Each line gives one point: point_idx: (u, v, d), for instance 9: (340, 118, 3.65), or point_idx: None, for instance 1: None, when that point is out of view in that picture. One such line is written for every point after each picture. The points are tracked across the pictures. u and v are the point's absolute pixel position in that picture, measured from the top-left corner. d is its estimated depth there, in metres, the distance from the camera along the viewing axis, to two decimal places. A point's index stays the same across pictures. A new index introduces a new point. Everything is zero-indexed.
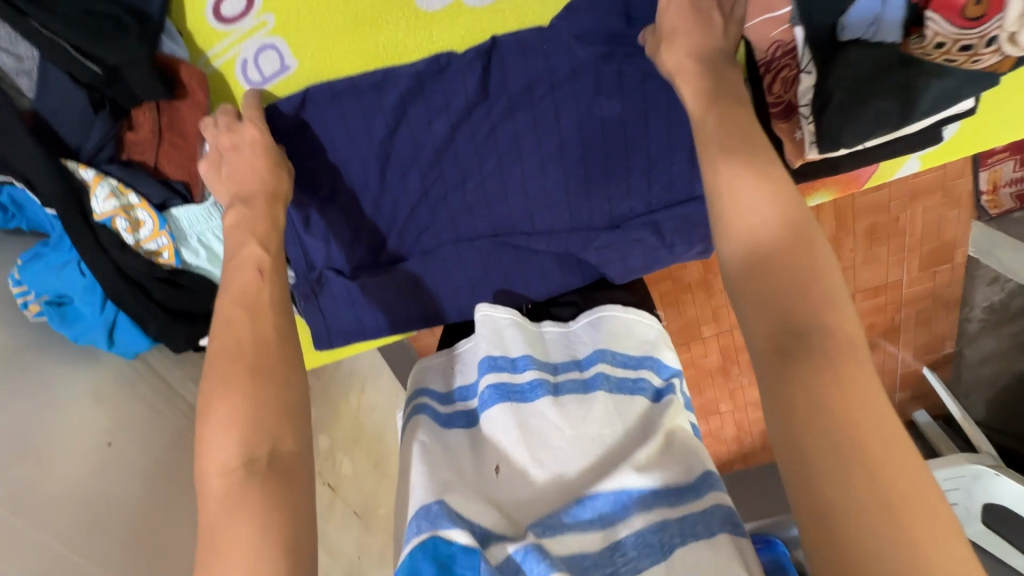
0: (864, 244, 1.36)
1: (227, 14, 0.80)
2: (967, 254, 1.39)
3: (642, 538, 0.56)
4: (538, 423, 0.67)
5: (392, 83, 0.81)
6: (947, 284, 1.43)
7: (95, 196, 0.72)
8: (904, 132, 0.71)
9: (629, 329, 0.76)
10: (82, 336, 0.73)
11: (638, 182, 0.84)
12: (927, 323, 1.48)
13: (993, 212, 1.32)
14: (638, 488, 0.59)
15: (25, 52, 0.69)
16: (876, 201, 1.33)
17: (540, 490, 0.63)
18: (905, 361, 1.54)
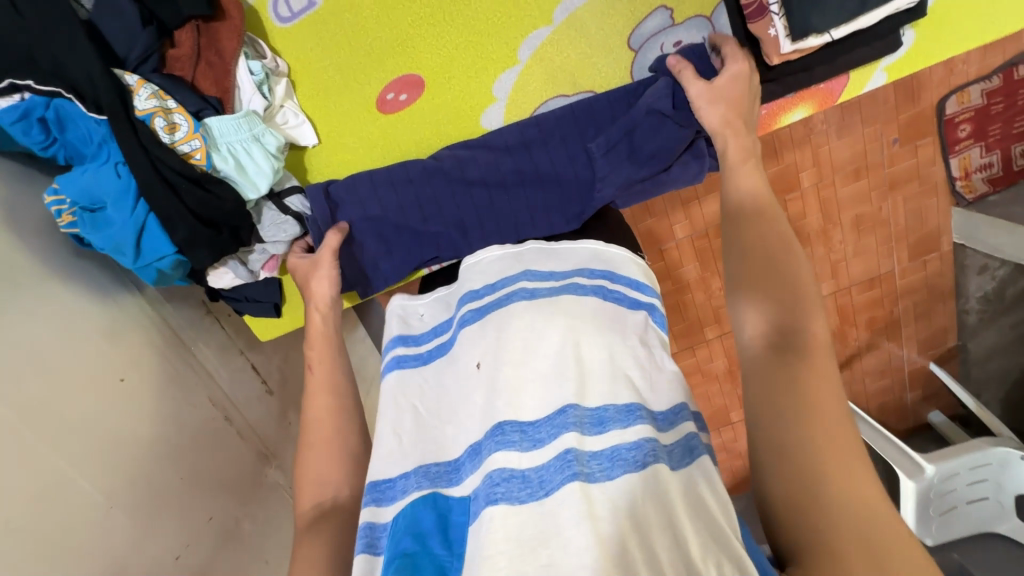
0: (852, 235, 1.47)
1: None
2: (955, 242, 1.49)
3: (615, 452, 0.54)
4: (515, 334, 0.62)
5: (413, 37, 0.86)
6: (937, 274, 1.53)
7: (137, 95, 0.72)
8: (864, 23, 0.76)
9: (618, 263, 0.72)
10: (110, 243, 0.77)
11: (649, 129, 0.83)
12: (927, 314, 1.57)
13: (970, 197, 1.42)
14: (610, 405, 0.57)
15: None
16: (858, 192, 1.42)
17: (514, 396, 0.58)
18: (911, 358, 1.63)
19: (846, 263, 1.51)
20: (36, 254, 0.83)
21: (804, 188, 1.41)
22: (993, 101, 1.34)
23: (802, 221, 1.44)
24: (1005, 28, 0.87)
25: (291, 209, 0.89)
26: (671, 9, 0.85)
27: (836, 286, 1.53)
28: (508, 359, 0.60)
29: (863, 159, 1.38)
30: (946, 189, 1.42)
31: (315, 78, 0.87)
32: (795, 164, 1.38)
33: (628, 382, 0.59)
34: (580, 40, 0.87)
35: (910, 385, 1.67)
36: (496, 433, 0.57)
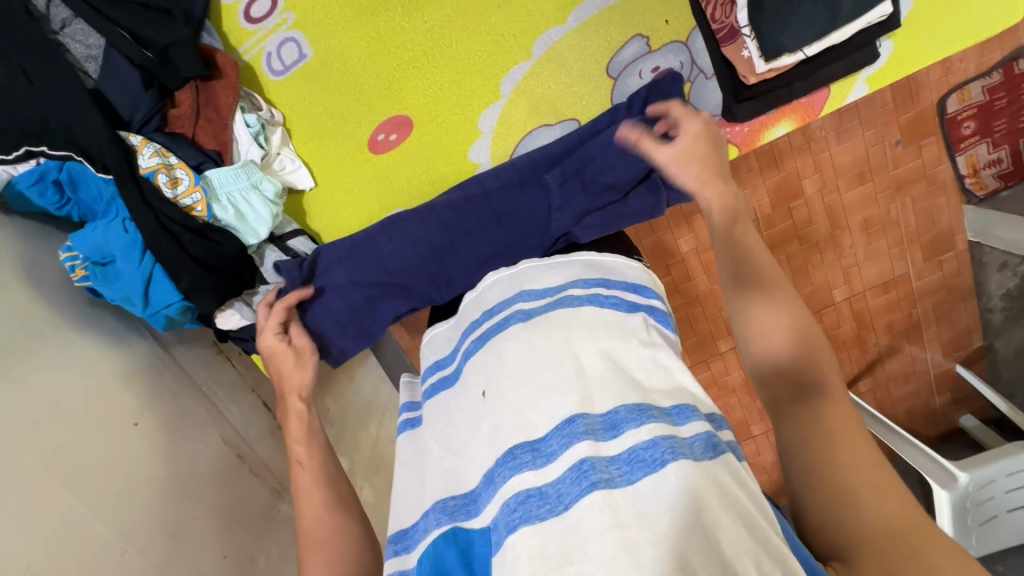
0: (862, 238, 1.46)
1: (255, 14, 0.86)
2: (970, 240, 1.47)
3: (632, 454, 0.53)
4: (515, 355, 0.63)
5: (399, 80, 0.90)
6: (955, 273, 1.50)
7: (140, 154, 0.77)
8: (837, 39, 0.77)
9: (609, 268, 0.74)
10: (120, 293, 0.80)
11: (605, 162, 0.87)
12: (948, 315, 1.54)
13: (981, 194, 1.41)
14: (623, 405, 0.56)
15: (95, 42, 0.76)
16: (865, 196, 1.42)
17: (521, 417, 0.59)
18: (935, 360, 1.59)
19: (857, 267, 1.49)
20: (55, 308, 0.88)
21: (808, 195, 1.41)
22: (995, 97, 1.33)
23: (807, 227, 1.44)
24: (984, 30, 0.87)
25: (293, 250, 0.93)
26: (646, 37, 0.88)
27: (850, 290, 1.51)
28: (512, 381, 0.61)
29: (866, 162, 1.38)
30: (957, 188, 1.41)
31: (309, 126, 0.92)
32: (797, 171, 1.39)
33: (636, 385, 0.59)
34: (559, 71, 0.90)
35: (937, 388, 1.62)
36: (509, 458, 0.58)
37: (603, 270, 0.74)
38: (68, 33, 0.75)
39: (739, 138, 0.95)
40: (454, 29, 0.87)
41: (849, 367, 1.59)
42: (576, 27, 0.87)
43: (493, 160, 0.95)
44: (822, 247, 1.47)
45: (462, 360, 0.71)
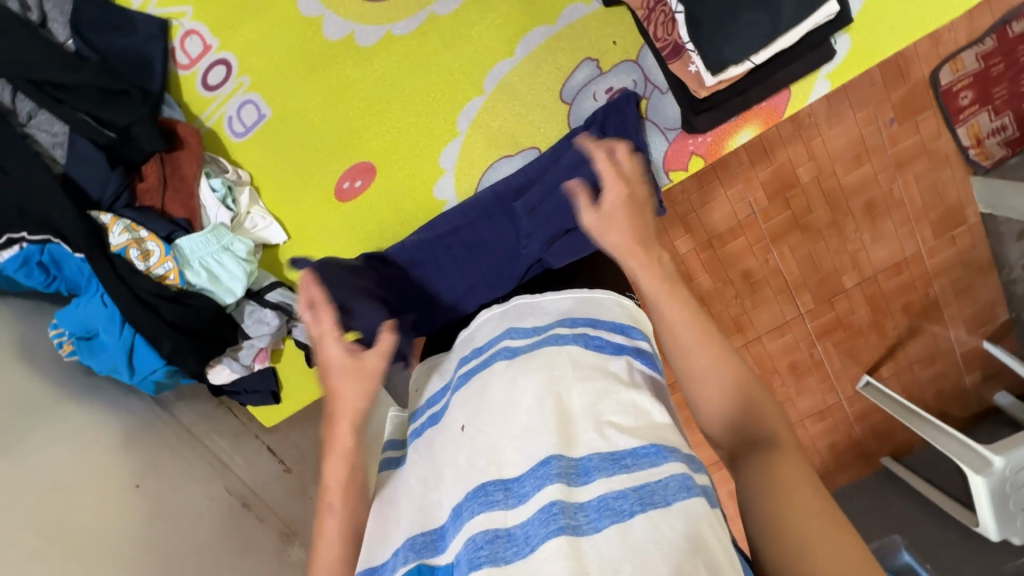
0: (866, 222, 1.42)
1: (212, 82, 0.89)
2: (982, 212, 1.41)
3: (603, 502, 0.52)
4: (497, 392, 0.62)
5: (358, 128, 0.91)
6: (970, 247, 1.44)
7: (111, 232, 0.80)
8: (783, 44, 0.75)
9: (603, 305, 0.70)
10: (106, 366, 0.83)
11: (571, 185, 0.84)
12: (967, 291, 1.48)
13: (987, 164, 1.38)
14: (596, 455, 0.55)
15: (58, 129, 0.79)
16: (863, 178, 1.39)
17: (496, 453, 0.59)
18: (960, 339, 1.52)
19: (865, 252, 1.45)
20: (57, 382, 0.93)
21: (804, 184, 1.39)
22: (990, 63, 1.31)
23: (806, 217, 1.41)
24: (944, 12, 0.83)
25: (270, 302, 0.95)
26: (596, 60, 0.87)
27: (860, 276, 1.46)
28: (491, 417, 0.61)
29: (861, 144, 1.36)
30: (960, 160, 1.37)
31: (276, 181, 0.94)
32: (789, 162, 1.37)
33: (612, 430, 0.57)
34: (514, 102, 0.90)
35: (967, 367, 1.55)
36: (480, 494, 0.57)
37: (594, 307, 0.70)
38: (35, 125, 0.79)
39: (705, 148, 0.92)
40: (405, 74, 0.88)
41: (868, 354, 1.53)
42: (526, 57, 0.88)
43: (459, 196, 0.95)
44: (825, 235, 1.43)
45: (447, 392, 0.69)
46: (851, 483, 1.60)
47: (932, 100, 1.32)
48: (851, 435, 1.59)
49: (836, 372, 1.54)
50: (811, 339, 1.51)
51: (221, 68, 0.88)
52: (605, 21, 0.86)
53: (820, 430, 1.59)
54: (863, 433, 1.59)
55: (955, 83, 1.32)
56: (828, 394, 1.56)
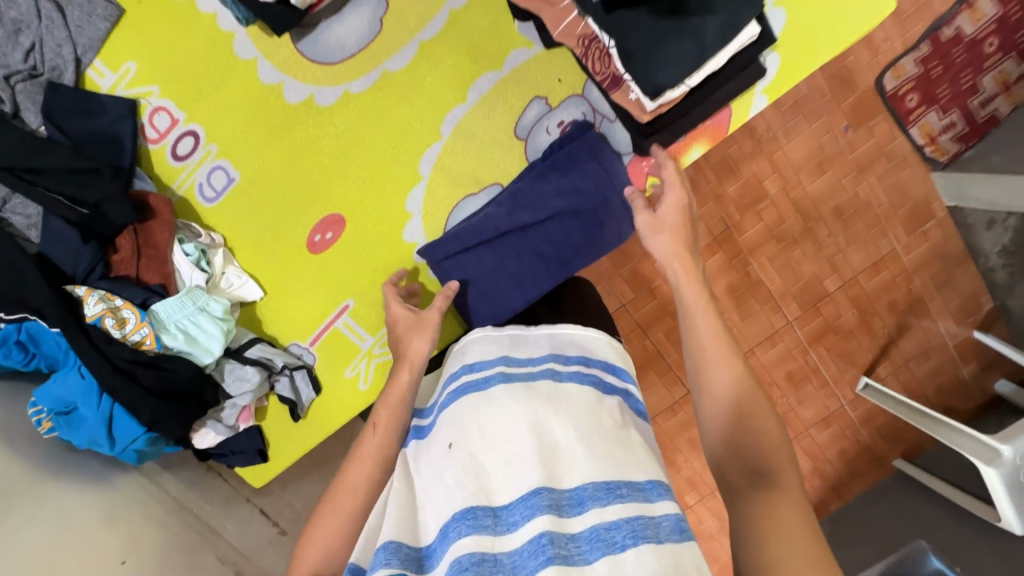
0: (839, 226, 1.46)
1: (181, 152, 0.92)
2: (948, 205, 1.45)
3: (595, 534, 0.52)
4: (493, 419, 0.61)
5: (327, 184, 0.95)
6: (943, 240, 1.47)
7: (86, 304, 0.81)
8: (712, 65, 0.81)
9: (593, 346, 0.73)
10: (86, 438, 0.83)
11: (563, 187, 0.90)
12: (949, 283, 1.50)
13: (944, 159, 1.42)
14: (591, 485, 0.55)
15: (33, 211, 0.83)
16: (829, 185, 1.43)
17: (487, 479, 0.58)
18: (951, 332, 1.53)
19: (842, 255, 1.48)
20: (43, 465, 0.92)
21: (773, 195, 1.43)
22: (929, 66, 1.38)
23: (778, 227, 1.45)
24: (866, 23, 0.89)
25: (249, 358, 0.96)
26: (545, 97, 0.93)
27: (841, 279, 1.49)
28: (487, 443, 0.60)
29: (821, 152, 1.41)
30: (918, 158, 1.42)
31: (247, 241, 0.97)
32: (755, 176, 1.42)
33: (603, 460, 0.57)
34: (471, 144, 0.94)
35: (963, 359, 1.55)
36: (468, 515, 0.55)
37: (583, 348, 0.73)
38: (10, 208, 0.82)
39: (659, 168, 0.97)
40: (366, 129, 0.93)
41: (862, 356, 1.54)
42: (478, 103, 0.92)
43: (427, 237, 0.98)
44: (800, 242, 1.47)
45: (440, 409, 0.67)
46: (866, 491, 1.57)
47: (881, 105, 1.39)
48: (859, 441, 1.57)
49: (833, 377, 1.54)
50: (803, 346, 1.52)
51: (189, 138, 0.92)
52: (550, 62, 0.91)
53: (826, 438, 1.57)
54: (871, 438, 1.57)
55: (900, 87, 1.39)
56: (829, 401, 1.56)
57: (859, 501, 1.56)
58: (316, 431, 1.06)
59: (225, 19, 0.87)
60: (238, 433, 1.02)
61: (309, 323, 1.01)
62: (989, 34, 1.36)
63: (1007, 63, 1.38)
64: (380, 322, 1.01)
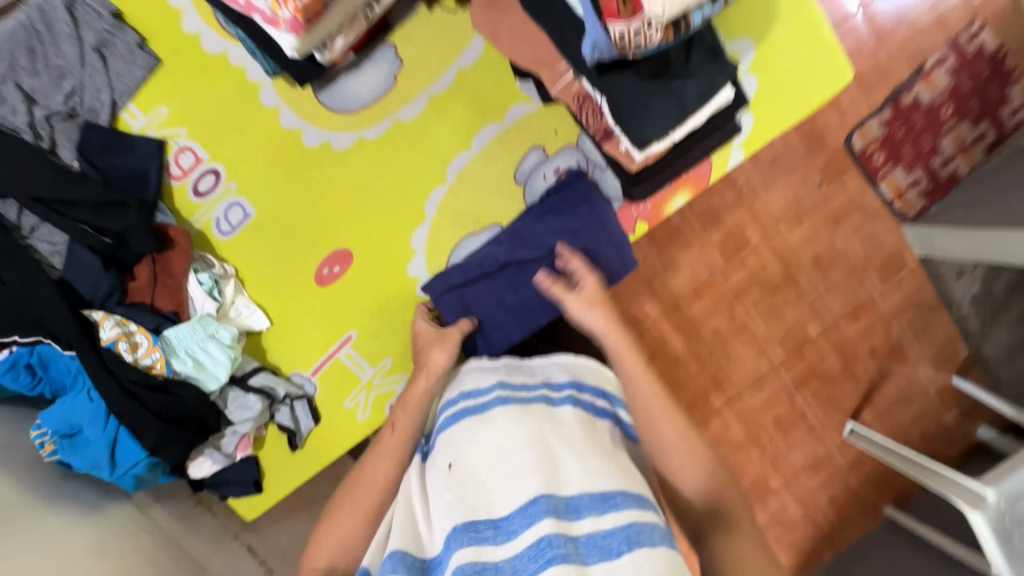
0: (818, 273, 1.54)
1: (202, 189, 0.98)
2: (919, 256, 1.55)
3: (592, 539, 0.55)
4: (491, 437, 0.66)
5: (337, 221, 1.01)
6: (917, 288, 1.56)
7: (102, 327, 0.85)
8: (694, 123, 0.90)
9: (583, 372, 0.78)
10: (88, 462, 0.85)
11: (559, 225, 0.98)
12: (925, 330, 1.58)
13: (912, 213, 1.53)
14: (588, 493, 0.59)
15: (59, 240, 0.88)
16: (808, 235, 1.53)
17: (489, 491, 0.61)
18: (931, 378, 1.60)
19: (822, 301, 1.56)
20: (38, 496, 0.91)
21: (754, 244, 1.52)
22: (893, 128, 1.51)
23: (762, 273, 1.53)
24: (828, 90, 1.00)
25: (253, 387, 0.99)
26: (543, 146, 1.01)
27: (822, 324, 1.56)
28: (486, 458, 0.64)
29: (798, 205, 1.52)
30: (888, 212, 1.53)
31: (257, 273, 1.01)
32: (738, 224, 1.51)
33: (598, 473, 0.61)
34: (475, 186, 1.02)
35: (944, 405, 1.61)
36: (469, 529, 0.58)
37: (575, 371, 0.78)
38: (37, 236, 0.87)
39: (646, 213, 1.05)
40: (377, 170, 1.00)
41: (847, 400, 1.59)
42: (481, 151, 1.01)
43: (430, 271, 1.04)
44: (783, 288, 1.55)
45: (441, 430, 0.72)
46: (859, 539, 1.58)
47: (851, 163, 1.51)
48: (849, 486, 1.60)
49: (820, 422, 1.59)
50: (790, 390, 1.57)
51: (210, 176, 0.98)
52: (548, 116, 1.00)
53: (817, 484, 1.60)
54: (860, 483, 1.60)
55: (867, 147, 1.51)
56: (818, 446, 1.59)
57: (852, 549, 1.57)
58: (315, 462, 1.07)
59: (254, 71, 0.95)
60: (235, 463, 1.03)
61: (312, 354, 1.04)
62: (945, 102, 1.50)
63: (962, 128, 1.52)
64: (381, 352, 1.05)
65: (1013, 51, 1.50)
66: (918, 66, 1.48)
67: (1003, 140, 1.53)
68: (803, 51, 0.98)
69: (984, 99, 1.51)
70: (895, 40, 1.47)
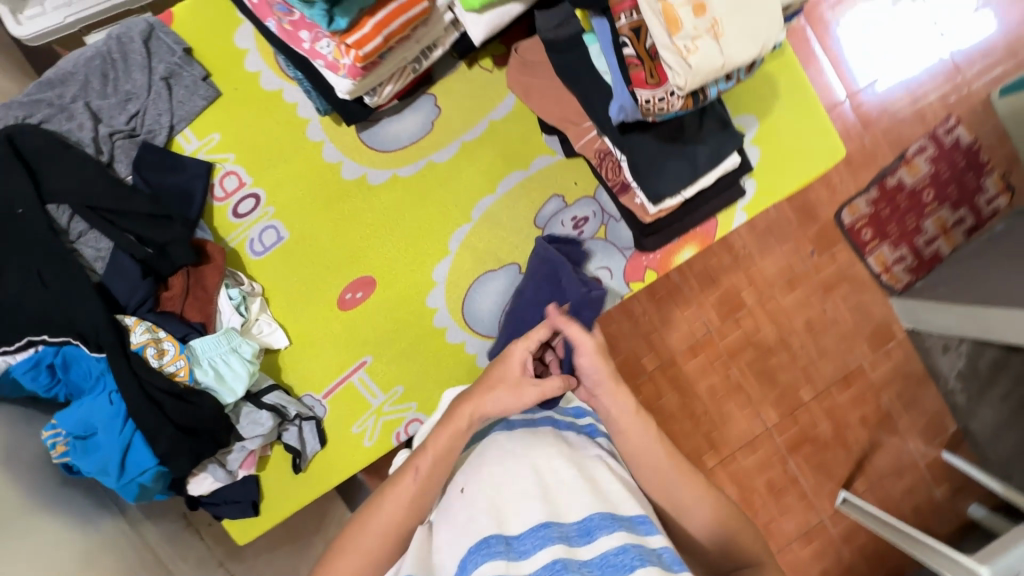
0: (810, 338, 1.61)
1: (241, 211, 1.04)
2: (907, 328, 1.62)
3: (604, 559, 0.56)
4: (499, 462, 0.67)
5: (364, 249, 1.07)
6: (905, 360, 1.62)
7: (133, 332, 0.89)
8: (704, 183, 0.99)
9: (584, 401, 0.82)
10: (96, 466, 0.86)
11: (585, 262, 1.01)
12: (914, 402, 1.62)
13: (899, 286, 1.62)
14: (598, 514, 0.60)
15: (104, 246, 0.93)
16: (801, 302, 1.61)
17: (499, 513, 0.62)
18: (921, 451, 1.63)
19: (815, 366, 1.61)
20: (35, 501, 0.90)
21: (749, 305, 1.59)
22: (880, 206, 1.61)
23: (757, 335, 1.59)
24: (823, 165, 1.10)
25: (266, 404, 1.00)
26: (562, 196, 1.09)
27: (815, 389, 1.60)
28: (495, 482, 0.65)
29: (792, 271, 1.60)
30: (876, 284, 1.62)
31: (283, 294, 1.06)
32: (734, 286, 1.58)
33: (607, 500, 0.63)
34: (496, 227, 1.09)
35: (935, 480, 1.63)
36: (482, 546, 0.58)
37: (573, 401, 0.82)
38: (83, 241, 0.92)
39: (655, 263, 1.11)
40: (407, 206, 1.07)
41: (839, 468, 1.61)
42: (504, 195, 1.08)
43: (448, 304, 1.08)
44: (777, 351, 1.60)
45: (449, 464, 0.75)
46: None
47: (841, 236, 1.61)
48: (842, 558, 1.59)
49: (813, 490, 1.60)
50: (782, 454, 1.59)
51: (250, 200, 1.05)
52: (568, 169, 1.09)
53: (809, 555, 1.59)
54: (853, 556, 1.59)
55: (856, 222, 1.61)
56: (810, 514, 1.60)
57: None
58: (316, 486, 1.07)
59: (305, 109, 1.04)
60: (236, 481, 1.02)
61: (325, 376, 1.07)
62: (926, 187, 1.61)
63: (942, 211, 1.62)
64: (393, 380, 1.08)
65: (985, 146, 1.61)
66: (901, 152, 1.60)
67: (980, 226, 1.64)
68: (800, 129, 1.09)
69: (962, 186, 1.62)
70: (880, 127, 1.59)
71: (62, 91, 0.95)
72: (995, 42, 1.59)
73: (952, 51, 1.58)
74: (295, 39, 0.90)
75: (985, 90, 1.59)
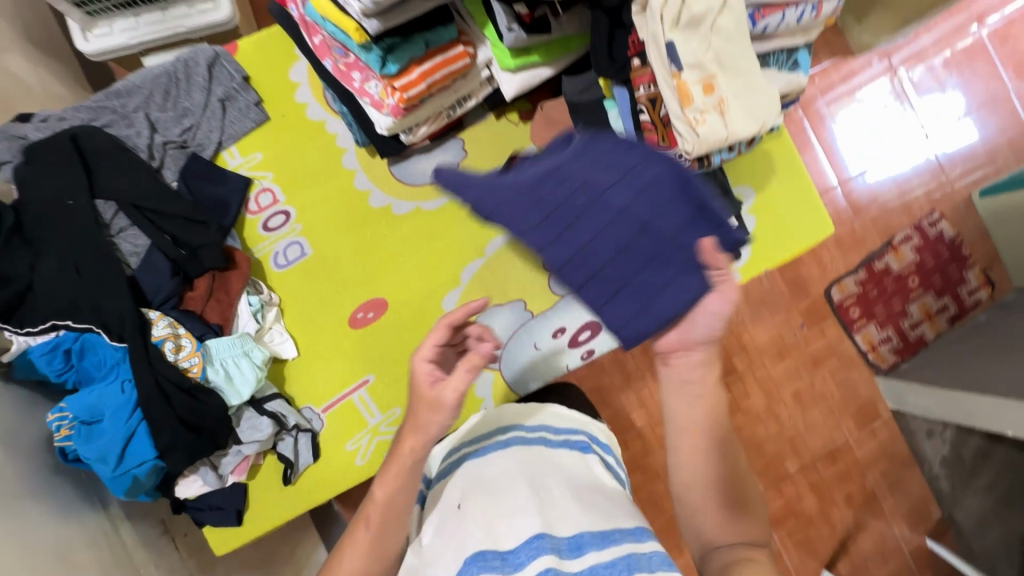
0: (798, 409, 1.65)
1: (271, 225, 1.11)
2: (892, 409, 1.67)
3: (594, 570, 0.57)
4: (493, 481, 0.71)
5: (380, 272, 1.13)
6: (890, 441, 1.65)
7: (156, 325, 0.93)
8: None
9: (579, 422, 0.85)
10: (96, 453, 0.87)
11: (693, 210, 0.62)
12: (899, 484, 1.64)
13: (884, 366, 1.68)
14: (589, 530, 0.62)
15: (141, 243, 0.99)
16: (790, 373, 1.66)
17: (493, 530, 0.64)
18: (905, 535, 1.63)
19: (802, 438, 1.64)
20: (26, 487, 0.90)
21: (739, 371, 1.64)
22: (868, 287, 1.70)
23: (746, 402, 1.64)
24: (814, 238, 1.19)
25: (268, 410, 1.02)
26: None
27: (800, 461, 1.63)
28: (489, 500, 0.68)
29: (781, 340, 1.66)
30: (863, 362, 1.68)
31: (299, 308, 1.11)
32: (726, 351, 1.64)
33: (599, 518, 0.65)
34: (507, 263, 1.14)
35: (918, 567, 1.62)
36: (478, 559, 0.60)
37: (570, 419, 0.86)
38: (122, 236, 0.99)
39: None
40: (426, 236, 1.14)
41: (823, 546, 1.61)
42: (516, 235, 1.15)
43: None
44: (765, 419, 1.64)
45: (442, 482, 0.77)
46: None
47: (830, 312, 1.68)
48: None
49: (796, 566, 1.59)
50: None
51: (280, 216, 1.12)
52: None
53: None
54: None
55: (845, 300, 1.69)
56: None
57: None
58: (303, 503, 1.07)
59: (344, 139, 1.14)
60: (225, 488, 1.03)
61: (327, 391, 1.10)
62: (911, 273, 1.71)
63: (927, 297, 1.71)
64: (392, 401, 1.10)
65: (967, 241, 1.72)
66: (888, 238, 1.71)
67: (962, 315, 1.73)
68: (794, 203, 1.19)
69: (945, 277, 1.72)
70: (869, 214, 1.71)
71: (126, 101, 1.04)
72: (976, 148, 1.73)
73: (937, 152, 1.72)
74: (347, 77, 1.00)
75: (967, 190, 1.72)
